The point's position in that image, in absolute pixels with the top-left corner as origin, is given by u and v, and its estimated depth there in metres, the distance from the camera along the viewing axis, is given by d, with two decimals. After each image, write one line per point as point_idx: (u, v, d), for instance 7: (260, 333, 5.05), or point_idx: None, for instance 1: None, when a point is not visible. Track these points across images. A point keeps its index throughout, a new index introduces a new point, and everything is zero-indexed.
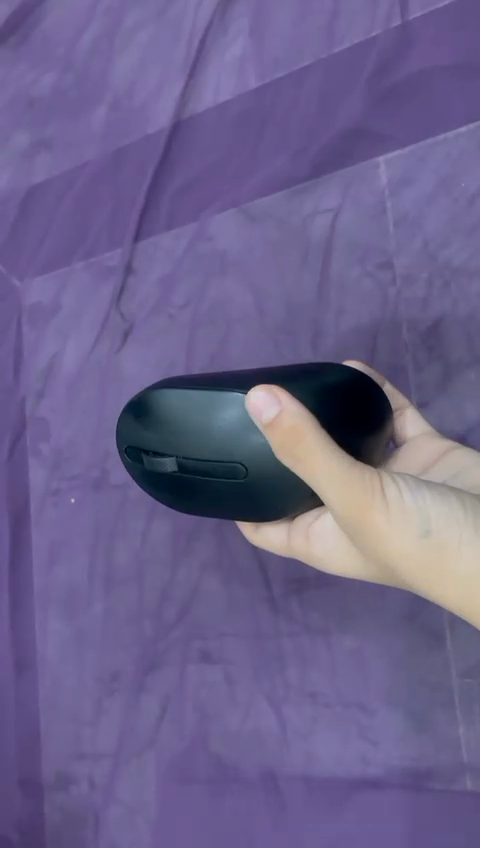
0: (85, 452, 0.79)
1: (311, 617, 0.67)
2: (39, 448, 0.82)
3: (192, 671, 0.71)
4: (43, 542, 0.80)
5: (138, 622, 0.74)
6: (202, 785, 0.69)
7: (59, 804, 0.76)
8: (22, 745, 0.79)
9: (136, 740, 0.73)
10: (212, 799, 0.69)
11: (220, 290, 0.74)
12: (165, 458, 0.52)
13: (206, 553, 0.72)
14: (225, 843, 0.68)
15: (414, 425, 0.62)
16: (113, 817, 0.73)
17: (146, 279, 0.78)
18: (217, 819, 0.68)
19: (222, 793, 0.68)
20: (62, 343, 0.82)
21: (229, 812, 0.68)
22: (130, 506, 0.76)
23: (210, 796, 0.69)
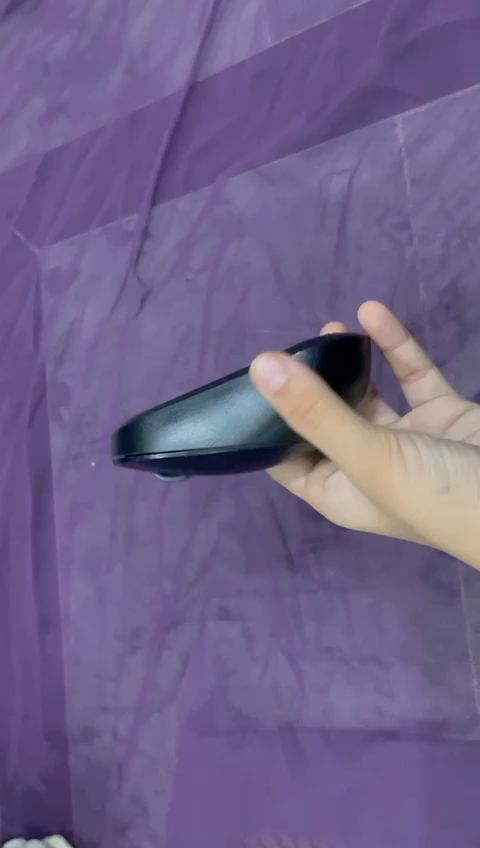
0: (108, 414, 0.82)
1: (329, 574, 0.68)
2: (60, 413, 0.85)
3: (212, 628, 0.73)
4: (66, 502, 0.84)
5: (159, 580, 0.77)
6: (222, 737, 0.72)
7: (85, 755, 0.80)
8: (48, 697, 0.83)
9: (158, 694, 0.75)
10: (232, 751, 0.71)
11: (236, 253, 0.75)
12: None
13: (225, 513, 0.74)
14: (244, 791, 0.70)
15: (428, 386, 0.59)
16: (135, 767, 0.76)
17: (163, 243, 0.79)
18: (237, 769, 0.71)
19: (241, 744, 0.71)
20: (81, 309, 0.85)
21: (248, 761, 0.70)
22: (150, 468, 0.78)
23: (230, 747, 0.71)
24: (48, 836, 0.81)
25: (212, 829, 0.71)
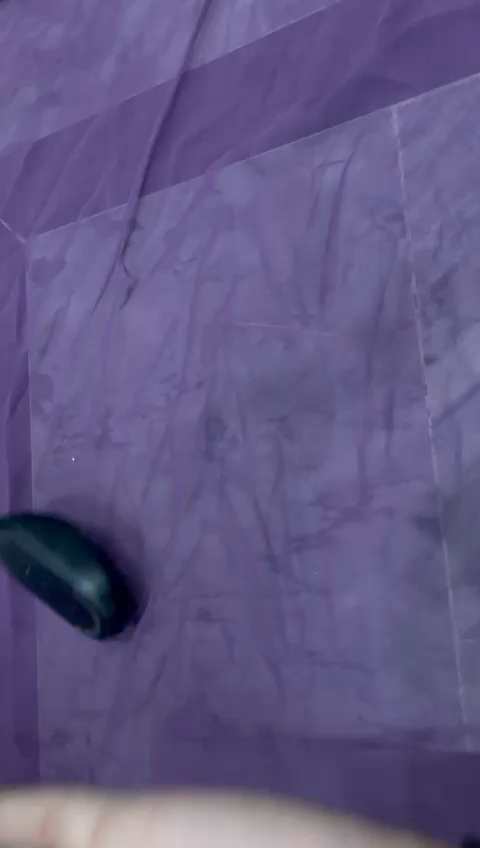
0: (88, 410, 0.81)
1: (311, 575, 0.65)
2: (42, 407, 0.85)
3: (190, 630, 0.71)
4: (44, 499, 0.83)
5: (138, 579, 0.75)
6: (199, 743, 0.69)
7: (55, 760, 0.78)
8: (19, 698, 0.82)
9: (134, 698, 0.74)
10: (209, 759, 0.68)
11: (226, 244, 0.73)
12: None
13: (208, 511, 0.72)
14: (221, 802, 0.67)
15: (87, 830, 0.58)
16: (107, 772, 0.75)
17: (150, 235, 0.78)
18: (213, 777, 0.68)
19: (217, 751, 0.68)
20: (67, 300, 0.84)
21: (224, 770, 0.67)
22: (132, 465, 0.77)
23: (207, 755, 0.69)
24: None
25: None
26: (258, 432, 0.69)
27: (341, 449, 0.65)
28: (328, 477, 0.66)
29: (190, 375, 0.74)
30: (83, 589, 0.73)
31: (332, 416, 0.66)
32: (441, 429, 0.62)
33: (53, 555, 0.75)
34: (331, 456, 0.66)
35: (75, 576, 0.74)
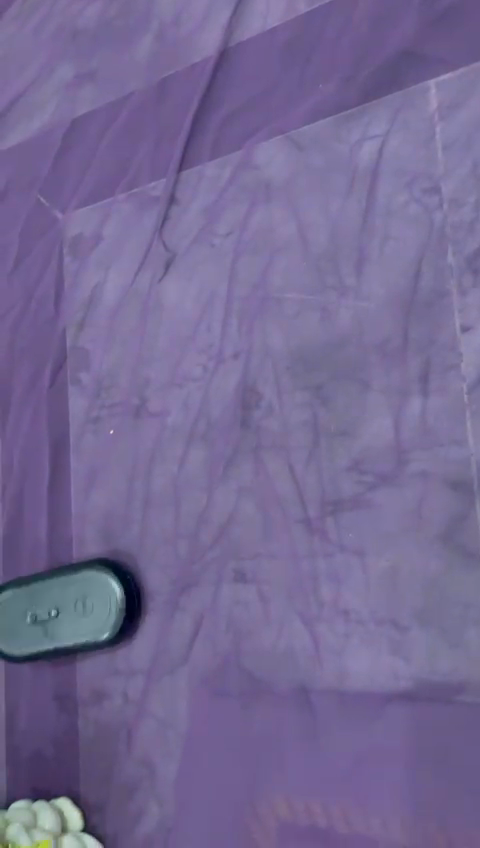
0: (126, 381, 0.84)
1: (346, 536, 0.68)
2: (80, 379, 0.87)
3: (226, 591, 0.74)
4: (83, 468, 0.85)
5: (175, 543, 0.78)
6: (234, 699, 0.72)
7: (93, 718, 0.81)
8: (57, 661, 0.85)
9: (170, 657, 0.77)
10: (244, 712, 0.71)
11: (263, 218, 0.75)
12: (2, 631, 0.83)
13: (245, 477, 0.74)
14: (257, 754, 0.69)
15: None
16: (145, 729, 0.77)
17: (188, 210, 0.80)
18: (249, 730, 0.70)
19: (252, 705, 0.70)
20: (104, 275, 0.86)
21: (259, 723, 0.70)
22: (169, 434, 0.80)
23: (242, 709, 0.71)
24: (54, 799, 0.82)
25: (221, 793, 0.71)
26: (294, 400, 0.72)
27: (376, 416, 0.67)
28: (363, 442, 0.68)
29: (228, 346, 0.76)
30: (95, 608, 0.79)
31: (367, 383, 0.68)
32: (475, 394, 0.64)
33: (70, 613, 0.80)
34: (366, 422, 0.68)
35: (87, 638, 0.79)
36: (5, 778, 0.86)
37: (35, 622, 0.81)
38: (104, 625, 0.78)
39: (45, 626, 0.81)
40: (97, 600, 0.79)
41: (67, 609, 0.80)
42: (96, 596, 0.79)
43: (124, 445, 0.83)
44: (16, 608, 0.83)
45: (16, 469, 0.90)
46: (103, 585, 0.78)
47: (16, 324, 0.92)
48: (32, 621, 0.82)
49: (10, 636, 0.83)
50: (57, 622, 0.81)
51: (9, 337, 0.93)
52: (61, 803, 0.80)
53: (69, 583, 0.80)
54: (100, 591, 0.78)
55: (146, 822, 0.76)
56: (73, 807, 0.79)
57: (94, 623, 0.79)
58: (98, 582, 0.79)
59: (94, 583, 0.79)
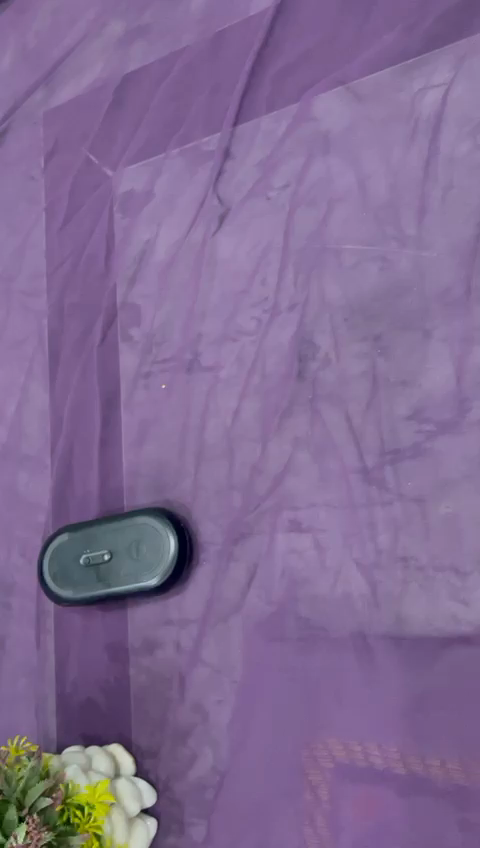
0: (179, 336, 0.84)
1: (405, 484, 0.69)
2: (130, 334, 0.88)
3: (281, 539, 0.75)
4: (135, 422, 0.86)
5: (229, 495, 0.79)
6: (293, 643, 0.73)
7: (145, 666, 0.83)
8: (108, 611, 0.86)
9: (224, 606, 0.78)
10: (302, 656, 0.72)
11: (321, 170, 0.75)
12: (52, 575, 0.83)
13: (300, 428, 0.75)
14: (315, 697, 0.71)
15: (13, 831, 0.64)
16: (198, 675, 0.79)
17: (243, 164, 0.80)
18: (307, 674, 0.72)
19: (311, 649, 0.72)
20: (155, 230, 0.86)
21: (317, 667, 0.71)
22: (223, 387, 0.80)
23: (300, 653, 0.72)
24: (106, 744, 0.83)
25: (278, 736, 0.72)
26: (352, 351, 0.72)
27: (437, 364, 0.68)
28: (424, 390, 0.68)
29: (283, 299, 0.77)
30: (150, 551, 0.79)
31: (428, 333, 0.69)
32: None
33: (125, 555, 0.80)
34: (428, 370, 0.68)
35: (141, 579, 0.79)
36: (57, 725, 0.88)
37: (88, 566, 0.81)
38: (158, 566, 0.78)
39: (97, 569, 0.81)
40: (151, 545, 0.79)
41: (120, 552, 0.81)
42: (152, 540, 0.79)
43: (176, 399, 0.84)
44: (68, 552, 0.83)
45: (66, 424, 0.92)
46: (159, 529, 0.79)
47: (65, 282, 0.94)
48: (84, 563, 0.82)
49: (60, 581, 0.83)
50: (110, 564, 0.81)
51: (59, 295, 0.94)
52: (114, 749, 0.81)
53: (124, 528, 0.81)
54: (157, 535, 0.79)
55: (198, 766, 0.78)
56: (125, 752, 0.81)
57: (147, 565, 0.79)
58: (155, 526, 0.79)
59: (150, 528, 0.80)
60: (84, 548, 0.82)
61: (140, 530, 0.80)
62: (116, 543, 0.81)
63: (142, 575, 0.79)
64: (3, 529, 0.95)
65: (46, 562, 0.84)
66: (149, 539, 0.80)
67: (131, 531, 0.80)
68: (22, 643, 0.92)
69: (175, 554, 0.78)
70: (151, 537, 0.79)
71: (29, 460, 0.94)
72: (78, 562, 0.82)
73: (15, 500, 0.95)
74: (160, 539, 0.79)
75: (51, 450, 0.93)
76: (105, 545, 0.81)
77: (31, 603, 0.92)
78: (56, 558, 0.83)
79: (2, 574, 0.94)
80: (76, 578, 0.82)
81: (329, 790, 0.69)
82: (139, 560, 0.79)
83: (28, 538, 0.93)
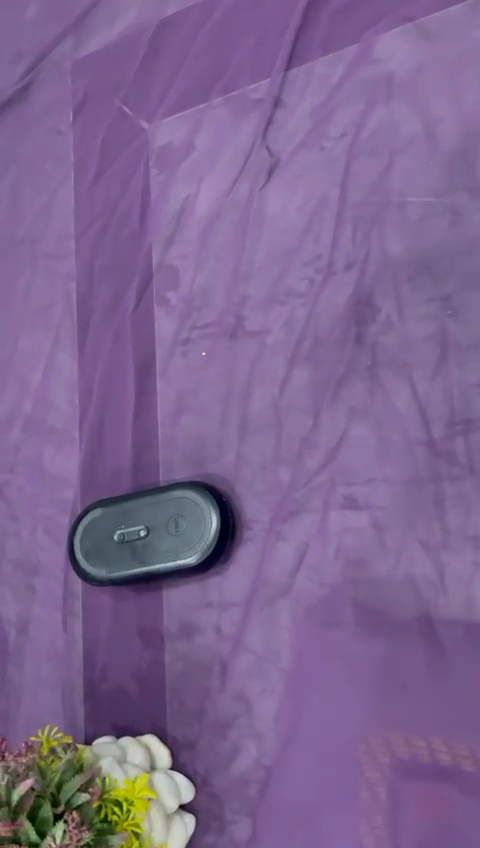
0: (221, 300, 0.78)
1: (477, 455, 0.64)
2: (166, 299, 0.82)
3: (335, 518, 0.70)
4: (171, 392, 0.80)
5: (276, 470, 0.73)
6: (350, 628, 0.68)
7: (182, 653, 0.77)
8: (141, 593, 0.80)
9: (270, 589, 0.72)
10: (363, 645, 0.67)
11: (383, 118, 0.70)
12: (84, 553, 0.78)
13: (357, 399, 0.69)
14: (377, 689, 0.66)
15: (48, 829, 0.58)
16: (241, 663, 0.73)
17: (295, 112, 0.74)
18: (368, 663, 0.67)
19: (372, 637, 0.67)
20: (196, 186, 0.80)
21: (380, 656, 0.66)
22: (270, 354, 0.75)
23: (360, 641, 0.67)
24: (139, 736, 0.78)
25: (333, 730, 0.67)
26: (417, 314, 0.67)
27: None
28: None
29: (339, 257, 0.71)
30: (190, 527, 0.74)
31: None
32: None
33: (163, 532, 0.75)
34: None
35: (180, 558, 0.73)
36: (83, 715, 0.82)
37: (123, 544, 0.76)
38: (200, 543, 0.73)
39: (133, 546, 0.76)
40: (192, 520, 0.74)
41: (158, 528, 0.75)
42: (193, 515, 0.74)
43: (218, 367, 0.78)
44: (101, 529, 0.77)
45: (96, 394, 0.86)
46: (201, 504, 0.73)
47: (96, 242, 0.88)
48: (119, 540, 0.76)
49: (92, 560, 0.77)
50: (146, 541, 0.75)
51: (88, 257, 0.88)
52: (148, 740, 0.75)
53: (163, 503, 0.75)
54: (198, 510, 0.74)
55: (241, 760, 0.72)
56: (160, 744, 0.75)
57: (188, 543, 0.74)
58: (196, 501, 0.74)
59: (191, 502, 0.74)
60: (119, 524, 0.76)
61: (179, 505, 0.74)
62: (152, 518, 0.75)
63: (181, 553, 0.74)
64: (26, 506, 0.89)
65: (77, 539, 0.79)
66: (189, 514, 0.74)
67: (170, 506, 0.75)
68: (45, 628, 0.86)
69: (219, 531, 0.73)
70: (191, 513, 0.74)
71: (55, 432, 0.89)
72: (112, 539, 0.76)
73: (39, 475, 0.89)
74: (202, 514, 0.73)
75: (79, 422, 0.87)
76: (141, 522, 0.76)
77: (56, 585, 0.86)
78: (87, 535, 0.78)
79: (25, 553, 0.88)
80: (109, 557, 0.77)
81: (388, 788, 0.64)
82: (178, 537, 0.74)
83: (53, 515, 0.87)
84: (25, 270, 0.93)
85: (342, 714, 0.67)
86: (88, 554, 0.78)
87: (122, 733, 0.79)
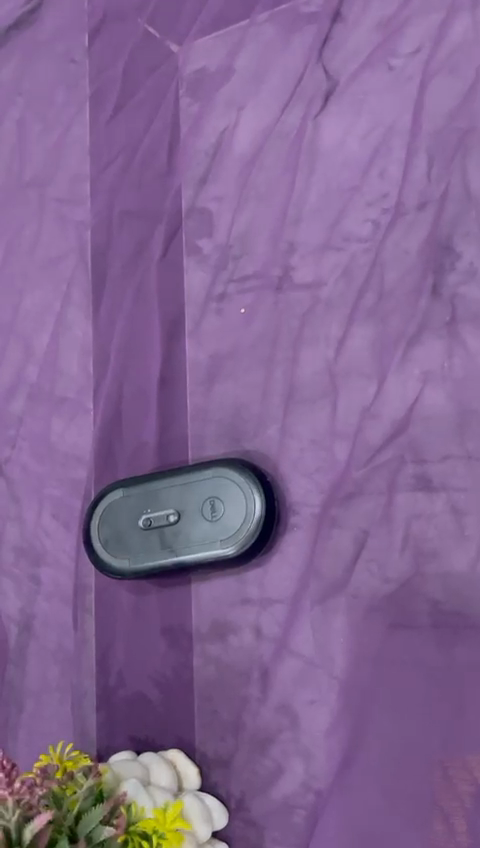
0: (264, 248, 0.67)
1: None
2: (198, 247, 0.71)
3: (401, 502, 0.59)
4: (203, 355, 0.70)
5: (329, 445, 0.63)
6: (426, 632, 0.58)
7: (214, 657, 0.66)
8: (164, 588, 0.69)
9: (322, 584, 0.62)
10: (440, 651, 0.57)
11: (466, 31, 0.60)
12: (101, 538, 0.67)
13: (433, 361, 0.59)
14: (457, 703, 0.56)
15: None
16: (285, 670, 0.63)
17: (358, 29, 0.64)
18: (447, 673, 0.57)
19: (450, 642, 0.57)
20: (235, 117, 0.70)
21: (460, 665, 0.56)
22: (323, 309, 0.64)
23: (437, 647, 0.57)
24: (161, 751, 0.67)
25: (404, 750, 0.57)
26: None
27: None
28: None
29: (409, 195, 0.61)
30: (228, 512, 0.63)
31: None
32: None
33: (196, 517, 0.64)
34: None
35: (218, 547, 0.63)
36: (96, 727, 0.71)
37: (148, 529, 0.65)
38: (241, 531, 0.62)
39: (160, 532, 0.65)
40: (232, 504, 0.63)
41: (190, 512, 0.64)
42: (232, 498, 0.63)
43: (260, 325, 0.67)
44: (122, 514, 0.66)
45: (113, 359, 0.75)
46: (242, 485, 0.63)
47: (115, 186, 0.77)
48: (144, 525, 0.65)
49: (111, 547, 0.67)
50: (176, 527, 0.64)
51: (106, 203, 0.77)
52: (173, 756, 0.64)
53: (195, 482, 0.64)
54: (239, 492, 0.63)
55: (285, 782, 0.62)
56: (187, 761, 0.64)
57: (226, 530, 0.63)
58: (235, 481, 0.63)
59: (229, 483, 0.63)
60: (144, 508, 0.66)
61: (215, 485, 0.64)
62: (183, 501, 0.64)
63: (219, 541, 0.63)
64: (30, 487, 0.78)
65: (93, 522, 0.67)
66: (227, 497, 0.63)
67: (204, 486, 0.64)
68: (51, 626, 0.75)
69: (263, 517, 0.62)
70: (229, 495, 0.63)
71: (65, 402, 0.77)
72: (136, 523, 0.66)
73: (45, 451, 0.78)
74: (242, 497, 0.63)
75: (93, 390, 0.76)
76: (171, 505, 0.65)
77: (65, 577, 0.75)
78: (106, 518, 0.67)
79: (28, 541, 0.77)
80: (131, 544, 0.66)
81: (468, 821, 0.55)
82: (215, 524, 0.63)
83: (62, 497, 0.76)
84: (31, 219, 0.82)
85: (414, 732, 0.57)
86: (107, 540, 0.67)
87: (142, 750, 0.68)
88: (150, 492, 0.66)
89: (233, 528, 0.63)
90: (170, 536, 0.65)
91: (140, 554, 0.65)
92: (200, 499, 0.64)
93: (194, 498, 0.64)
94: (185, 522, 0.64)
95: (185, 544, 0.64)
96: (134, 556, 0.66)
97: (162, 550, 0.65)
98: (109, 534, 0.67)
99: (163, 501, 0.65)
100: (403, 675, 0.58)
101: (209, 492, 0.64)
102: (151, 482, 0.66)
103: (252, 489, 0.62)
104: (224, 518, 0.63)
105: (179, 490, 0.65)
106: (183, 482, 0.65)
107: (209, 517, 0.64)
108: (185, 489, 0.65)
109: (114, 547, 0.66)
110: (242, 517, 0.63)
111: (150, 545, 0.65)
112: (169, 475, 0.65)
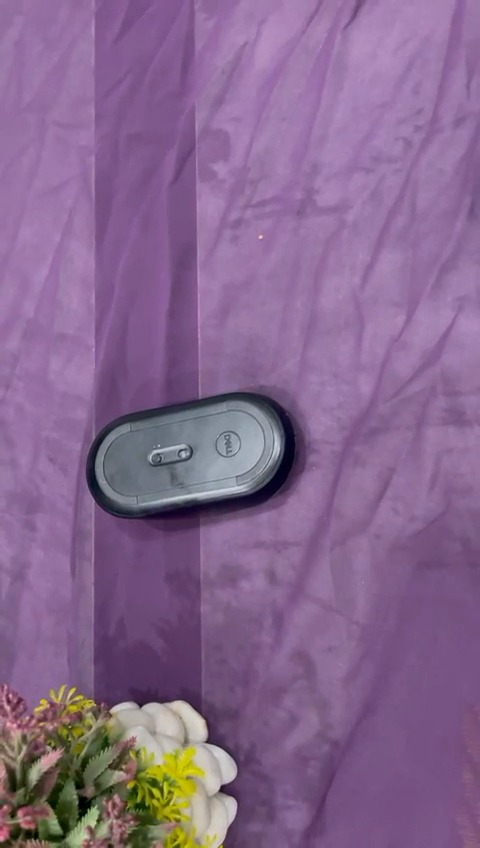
0: (284, 169, 0.64)
1: None
2: (213, 170, 0.67)
3: (430, 435, 0.57)
4: (216, 285, 0.65)
5: (353, 377, 0.60)
6: (458, 570, 0.56)
7: (222, 603, 0.62)
8: (170, 532, 0.65)
9: (344, 522, 0.59)
10: (474, 589, 0.55)
11: None
12: (106, 475, 0.63)
13: (469, 287, 0.58)
14: None
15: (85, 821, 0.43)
16: (302, 615, 0.59)
17: None
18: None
19: None
20: (255, 32, 0.66)
21: None
22: (350, 233, 0.61)
23: (469, 585, 0.55)
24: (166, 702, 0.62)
25: (432, 694, 0.55)
26: None
27: None
28: None
29: (446, 112, 0.60)
30: (245, 447, 0.59)
31: None
32: None
33: (209, 452, 0.60)
34: None
35: (232, 483, 0.59)
36: (94, 680, 0.65)
37: (158, 465, 0.61)
38: (258, 466, 0.59)
39: (169, 469, 0.61)
40: (249, 438, 0.59)
41: (203, 448, 0.60)
42: (249, 433, 0.59)
43: (281, 251, 0.63)
44: (130, 451, 0.62)
45: (118, 290, 0.69)
46: (260, 420, 0.59)
47: (122, 107, 0.71)
48: (153, 460, 0.61)
49: (117, 485, 0.62)
50: (187, 463, 0.61)
51: (111, 127, 0.72)
52: (178, 706, 0.60)
53: (209, 416, 0.61)
54: (257, 427, 0.59)
55: (298, 733, 0.58)
56: (194, 711, 0.60)
57: (242, 465, 0.59)
58: (254, 415, 0.59)
59: (246, 417, 0.60)
60: (153, 444, 0.62)
61: (231, 419, 0.60)
62: (196, 435, 0.61)
63: (233, 477, 0.59)
64: (25, 430, 0.71)
65: (99, 459, 0.63)
66: (244, 432, 0.59)
67: (219, 421, 0.60)
68: (45, 578, 0.69)
69: (283, 453, 0.58)
70: (246, 429, 0.59)
71: (65, 338, 0.71)
72: (145, 458, 0.62)
73: (43, 392, 0.71)
74: (260, 431, 0.59)
75: (95, 325, 0.70)
76: (182, 440, 0.61)
77: (62, 523, 0.69)
78: (112, 454, 0.63)
79: (22, 487, 0.70)
80: (138, 481, 0.62)
81: None
82: (229, 459, 0.59)
83: (60, 440, 0.70)
84: (30, 145, 0.75)
85: (444, 674, 0.55)
86: (113, 477, 0.63)
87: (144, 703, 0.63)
88: (160, 426, 0.62)
89: (249, 463, 0.59)
90: (180, 472, 0.61)
91: (149, 491, 0.61)
92: (214, 434, 0.60)
93: (208, 434, 0.60)
94: (197, 457, 0.60)
95: (197, 480, 0.60)
96: (142, 492, 0.62)
97: (171, 486, 0.61)
98: (115, 471, 0.62)
99: (174, 436, 0.61)
100: (432, 617, 0.56)
101: (224, 427, 0.60)
102: (163, 417, 0.62)
103: (271, 424, 0.59)
104: (240, 454, 0.59)
105: (192, 425, 0.61)
106: (196, 418, 0.61)
107: (224, 452, 0.60)
108: (198, 424, 0.61)
109: (120, 484, 0.62)
110: (259, 452, 0.59)
111: (158, 481, 0.61)
112: (181, 410, 0.62)
